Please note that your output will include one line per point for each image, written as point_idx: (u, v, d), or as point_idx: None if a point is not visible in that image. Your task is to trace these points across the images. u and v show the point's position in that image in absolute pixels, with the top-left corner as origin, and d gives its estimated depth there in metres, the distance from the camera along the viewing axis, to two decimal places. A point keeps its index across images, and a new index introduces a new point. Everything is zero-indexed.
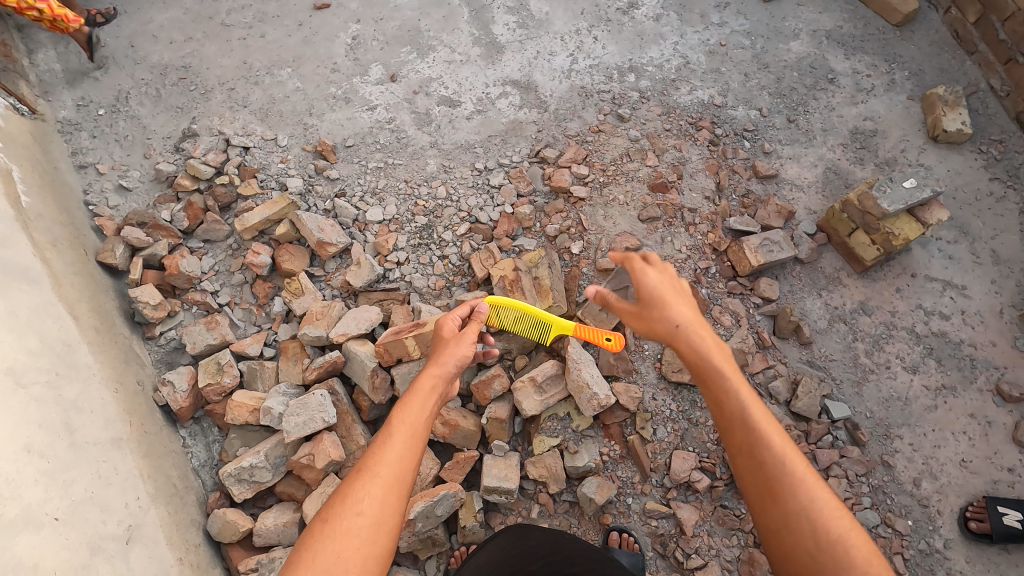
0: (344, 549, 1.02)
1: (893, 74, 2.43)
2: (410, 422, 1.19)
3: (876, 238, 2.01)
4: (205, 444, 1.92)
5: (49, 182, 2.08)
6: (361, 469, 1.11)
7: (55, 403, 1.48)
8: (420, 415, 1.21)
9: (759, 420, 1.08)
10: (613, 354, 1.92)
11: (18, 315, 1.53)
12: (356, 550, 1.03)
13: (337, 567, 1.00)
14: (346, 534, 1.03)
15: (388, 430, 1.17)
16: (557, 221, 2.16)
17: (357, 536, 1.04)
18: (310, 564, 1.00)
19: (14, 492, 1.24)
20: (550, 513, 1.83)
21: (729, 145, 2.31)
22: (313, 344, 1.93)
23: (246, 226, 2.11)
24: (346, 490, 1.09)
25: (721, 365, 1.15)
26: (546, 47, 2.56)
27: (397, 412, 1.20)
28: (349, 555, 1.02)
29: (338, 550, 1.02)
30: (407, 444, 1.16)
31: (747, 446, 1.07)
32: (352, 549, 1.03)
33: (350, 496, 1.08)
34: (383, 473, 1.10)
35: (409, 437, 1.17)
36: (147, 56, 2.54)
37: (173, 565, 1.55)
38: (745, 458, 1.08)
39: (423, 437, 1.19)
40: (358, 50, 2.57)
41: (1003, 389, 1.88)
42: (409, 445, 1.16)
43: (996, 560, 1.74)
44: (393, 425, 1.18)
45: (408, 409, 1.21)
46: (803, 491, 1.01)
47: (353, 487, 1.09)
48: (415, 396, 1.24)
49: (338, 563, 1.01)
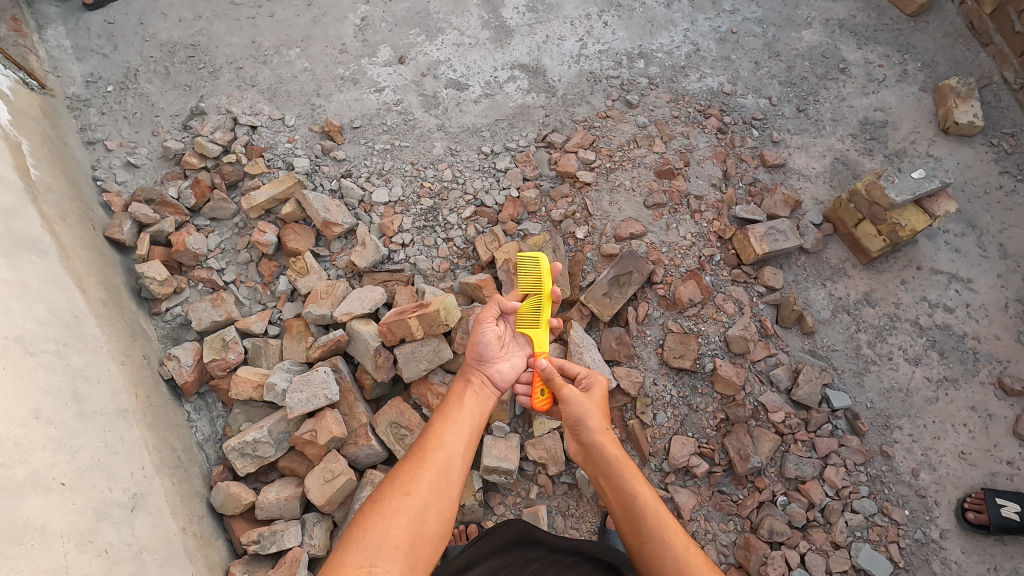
0: (392, 525, 1.17)
1: (905, 65, 2.41)
2: (451, 420, 1.42)
3: (883, 229, 2.00)
4: (210, 419, 1.94)
5: (58, 157, 2.09)
6: (408, 459, 1.30)
7: (62, 371, 1.50)
8: (459, 416, 1.43)
9: (660, 512, 1.28)
10: (615, 339, 1.95)
11: (27, 285, 1.54)
12: (404, 527, 1.18)
13: (387, 542, 1.15)
14: (396, 513, 1.19)
15: (432, 428, 1.39)
16: (562, 207, 2.17)
17: (406, 515, 1.19)
18: (362, 538, 1.15)
19: (21, 456, 1.26)
20: (548, 494, 1.84)
21: (737, 133, 2.30)
22: (317, 323, 1.95)
23: (252, 205, 2.12)
24: (395, 477, 1.26)
25: (627, 467, 1.38)
26: (556, 31, 2.54)
27: (438, 414, 1.43)
28: (398, 531, 1.17)
29: (389, 526, 1.17)
30: (452, 436, 1.37)
31: (650, 534, 1.26)
32: (399, 526, 1.18)
33: (398, 482, 1.25)
34: (429, 461, 1.29)
35: (451, 431, 1.39)
36: (156, 33, 2.54)
37: (177, 535, 1.57)
38: (648, 548, 1.26)
39: (464, 433, 1.40)
40: (367, 31, 2.56)
41: (1006, 382, 1.88)
42: (452, 438, 1.37)
43: (991, 551, 1.74)
44: (435, 423, 1.40)
45: (449, 410, 1.45)
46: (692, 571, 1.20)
47: (402, 474, 1.26)
48: (455, 400, 1.48)
49: (388, 538, 1.15)
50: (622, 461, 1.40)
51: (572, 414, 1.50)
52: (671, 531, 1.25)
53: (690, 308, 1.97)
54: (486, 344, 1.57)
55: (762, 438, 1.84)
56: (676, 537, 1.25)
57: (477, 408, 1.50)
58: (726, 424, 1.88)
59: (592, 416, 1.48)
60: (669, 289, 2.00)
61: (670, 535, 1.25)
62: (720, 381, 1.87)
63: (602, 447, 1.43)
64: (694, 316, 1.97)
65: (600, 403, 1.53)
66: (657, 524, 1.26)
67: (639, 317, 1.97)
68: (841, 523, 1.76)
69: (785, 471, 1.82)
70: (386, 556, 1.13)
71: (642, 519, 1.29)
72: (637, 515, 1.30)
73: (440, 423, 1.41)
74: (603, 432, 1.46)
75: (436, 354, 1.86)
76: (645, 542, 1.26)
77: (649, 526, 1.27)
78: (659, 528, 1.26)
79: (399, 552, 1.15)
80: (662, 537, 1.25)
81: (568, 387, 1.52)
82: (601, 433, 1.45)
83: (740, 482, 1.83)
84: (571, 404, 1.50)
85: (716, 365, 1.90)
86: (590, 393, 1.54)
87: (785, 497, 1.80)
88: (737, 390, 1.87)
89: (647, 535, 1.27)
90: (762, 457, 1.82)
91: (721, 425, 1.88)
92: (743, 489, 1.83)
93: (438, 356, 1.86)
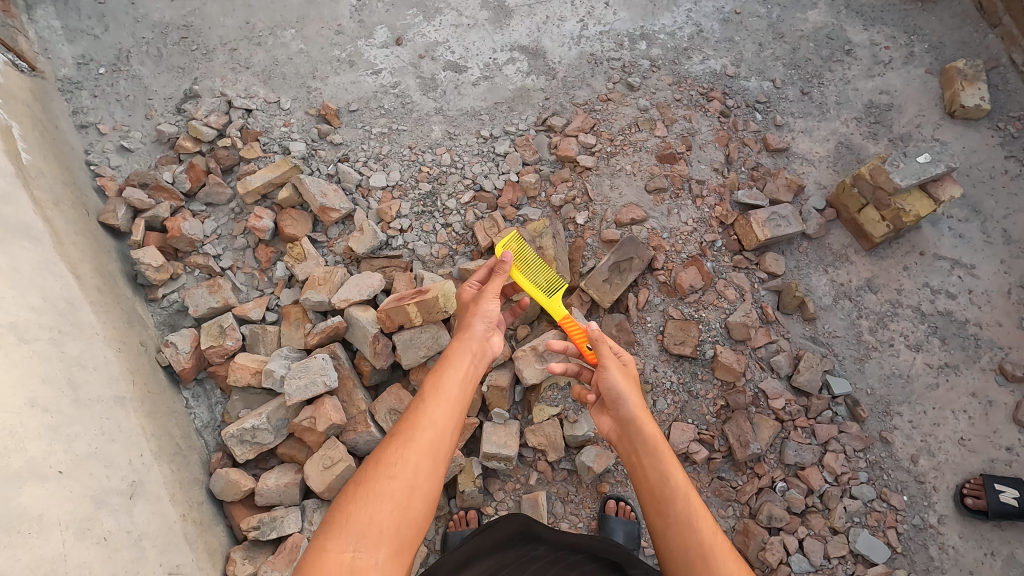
0: (377, 510, 1.10)
1: (912, 47, 2.36)
2: (442, 393, 1.30)
3: (886, 215, 1.98)
4: (208, 405, 1.94)
5: (50, 141, 2.05)
6: (393, 438, 1.21)
7: (58, 359, 1.48)
8: (449, 388, 1.32)
9: (690, 497, 1.19)
10: (615, 325, 1.94)
11: (20, 272, 1.52)
12: (390, 511, 1.11)
13: (370, 527, 1.08)
14: (380, 498, 1.11)
15: (420, 402, 1.28)
16: (563, 191, 2.14)
17: (391, 498, 1.12)
18: (346, 522, 1.08)
19: (17, 444, 1.25)
20: (548, 480, 1.85)
21: (740, 117, 2.27)
22: (315, 310, 1.93)
23: (249, 189, 2.09)
24: (380, 456, 1.18)
25: (663, 449, 1.28)
26: (556, 12, 2.48)
27: (428, 383, 1.31)
28: (382, 516, 1.10)
29: (373, 511, 1.10)
30: (441, 411, 1.27)
31: (677, 516, 1.16)
32: (384, 511, 1.10)
33: (383, 462, 1.16)
34: (416, 441, 1.20)
35: (441, 406, 1.27)
36: (148, 14, 2.48)
37: (177, 522, 1.58)
38: (673, 530, 1.16)
39: (455, 409, 1.29)
40: (364, 12, 2.50)
41: (1007, 369, 1.87)
42: (443, 414, 1.26)
43: (988, 536, 1.75)
44: (425, 395, 1.29)
45: (441, 381, 1.33)
46: (721, 560, 1.10)
47: (387, 453, 1.18)
48: (448, 367, 1.37)
49: (372, 523, 1.09)
50: (658, 442, 1.29)
51: (612, 387, 1.40)
52: (700, 518, 1.16)
53: (691, 295, 1.96)
54: (491, 313, 1.56)
55: (762, 425, 1.84)
56: (704, 523, 1.15)
57: (469, 377, 1.39)
58: (726, 410, 1.87)
59: (629, 394, 1.39)
60: (670, 275, 1.98)
61: (698, 521, 1.15)
62: (721, 367, 1.86)
63: (640, 425, 1.33)
64: (695, 303, 1.95)
65: (635, 385, 1.45)
66: (686, 508, 1.17)
67: (640, 304, 1.96)
68: (840, 509, 1.77)
69: (784, 457, 1.82)
70: (370, 541, 1.07)
71: (670, 500, 1.19)
72: (666, 495, 1.20)
73: (431, 395, 1.30)
74: (641, 412, 1.36)
75: (434, 341, 1.85)
76: (672, 523, 1.17)
77: (677, 508, 1.18)
78: (688, 511, 1.16)
79: (385, 537, 1.08)
80: (690, 522, 1.15)
81: (610, 359, 1.46)
82: (638, 412, 1.36)
83: (739, 468, 1.83)
84: (611, 379, 1.41)
85: (717, 352, 1.88)
86: (620, 368, 1.47)
87: (785, 483, 1.80)
88: (738, 377, 1.86)
89: (673, 517, 1.17)
90: (762, 444, 1.81)
91: (721, 411, 1.87)
92: (742, 476, 1.83)
93: (437, 342, 1.86)
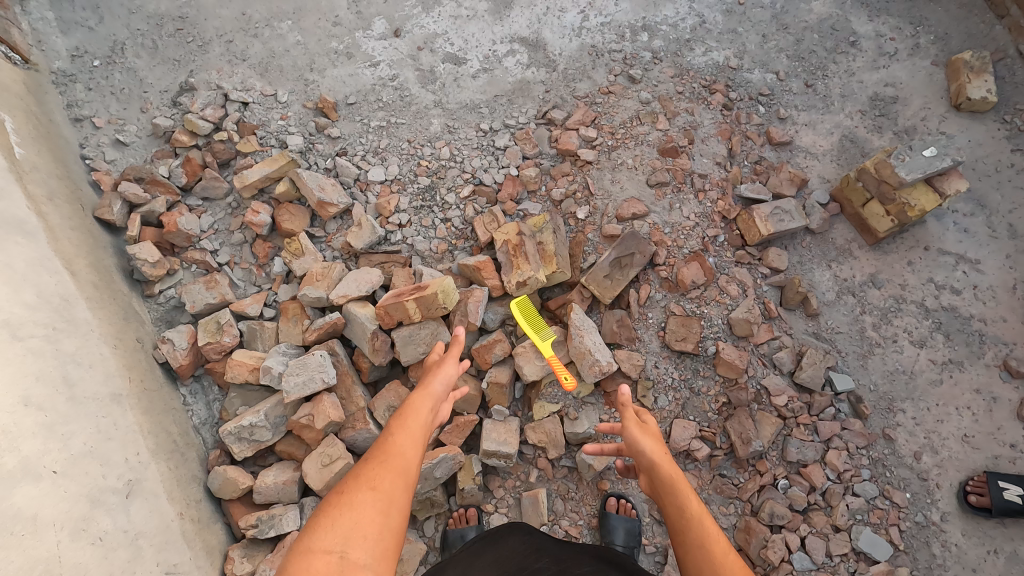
0: (357, 520, 0.99)
1: (917, 38, 2.31)
2: (418, 422, 1.20)
3: (891, 209, 1.96)
4: (206, 402, 1.92)
5: (44, 135, 2.02)
6: (369, 456, 1.10)
7: (52, 356, 1.46)
8: (420, 413, 1.22)
9: (708, 522, 1.08)
10: (616, 322, 1.92)
11: (14, 268, 1.50)
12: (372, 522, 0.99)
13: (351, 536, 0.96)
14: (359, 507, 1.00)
15: (397, 426, 1.18)
16: (563, 185, 2.12)
17: (371, 510, 1.01)
18: (326, 529, 0.97)
19: (11, 444, 1.23)
20: (548, 478, 1.84)
21: (743, 110, 2.24)
22: (313, 306, 1.92)
23: (245, 184, 2.06)
24: (359, 471, 1.07)
25: (681, 482, 1.18)
26: (557, 3, 2.44)
27: (398, 414, 1.21)
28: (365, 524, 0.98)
29: (353, 520, 0.98)
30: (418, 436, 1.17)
31: (694, 542, 1.05)
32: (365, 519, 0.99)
33: (364, 476, 1.06)
34: (396, 458, 1.10)
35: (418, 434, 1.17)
36: (143, 5, 2.42)
37: (174, 520, 1.56)
38: (690, 559, 1.04)
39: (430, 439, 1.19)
40: (361, 3, 2.46)
41: (1011, 365, 1.85)
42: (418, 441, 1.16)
43: (990, 533, 1.74)
44: (399, 421, 1.19)
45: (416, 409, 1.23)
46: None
47: (367, 469, 1.08)
48: (422, 400, 1.27)
49: (353, 530, 0.97)
50: (675, 476, 1.20)
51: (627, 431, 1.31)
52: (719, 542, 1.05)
53: (693, 291, 1.93)
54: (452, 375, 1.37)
55: (765, 421, 1.82)
56: (723, 547, 1.04)
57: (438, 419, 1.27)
58: (728, 408, 1.86)
59: (644, 437, 1.29)
60: (672, 271, 1.96)
61: (717, 545, 1.04)
62: (723, 364, 1.85)
63: (656, 461, 1.24)
64: (697, 299, 1.93)
65: (655, 430, 1.35)
66: (704, 532, 1.06)
67: (641, 300, 1.94)
68: (843, 507, 1.75)
69: (786, 454, 1.81)
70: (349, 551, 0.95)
71: (687, 528, 1.08)
72: (682, 524, 1.09)
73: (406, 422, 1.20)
74: (659, 449, 1.26)
75: (434, 337, 1.83)
76: (689, 550, 1.05)
77: (695, 533, 1.07)
78: (705, 536, 1.06)
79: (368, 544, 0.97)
80: (707, 546, 1.04)
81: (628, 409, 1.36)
82: (654, 450, 1.26)
83: (741, 465, 1.82)
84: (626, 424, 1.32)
85: (719, 349, 1.86)
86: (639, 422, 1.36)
87: (787, 481, 1.80)
88: (741, 373, 1.84)
89: (691, 543, 1.06)
90: (764, 441, 1.80)
91: (723, 408, 1.86)
92: (744, 473, 1.82)
93: (437, 339, 1.83)
